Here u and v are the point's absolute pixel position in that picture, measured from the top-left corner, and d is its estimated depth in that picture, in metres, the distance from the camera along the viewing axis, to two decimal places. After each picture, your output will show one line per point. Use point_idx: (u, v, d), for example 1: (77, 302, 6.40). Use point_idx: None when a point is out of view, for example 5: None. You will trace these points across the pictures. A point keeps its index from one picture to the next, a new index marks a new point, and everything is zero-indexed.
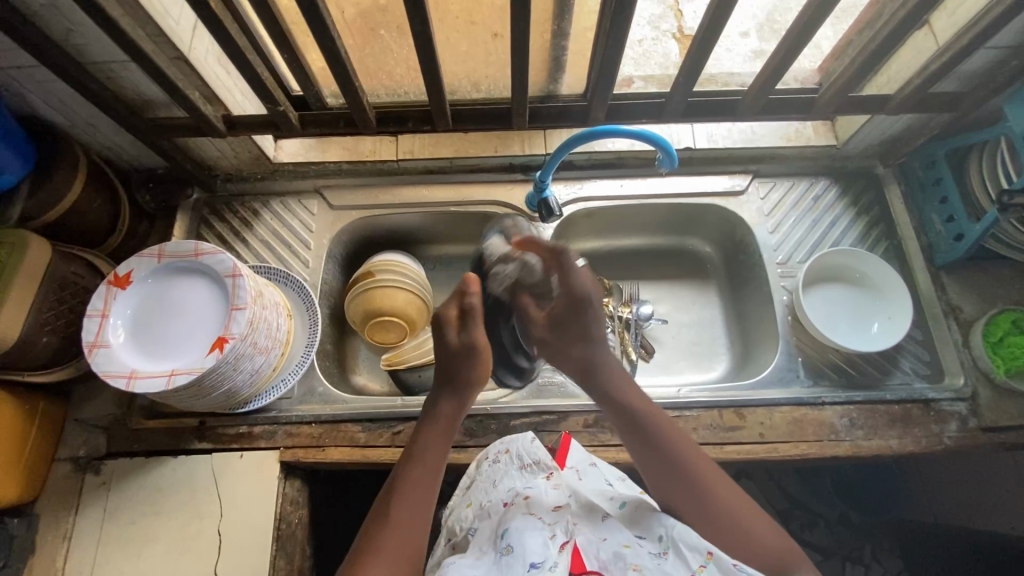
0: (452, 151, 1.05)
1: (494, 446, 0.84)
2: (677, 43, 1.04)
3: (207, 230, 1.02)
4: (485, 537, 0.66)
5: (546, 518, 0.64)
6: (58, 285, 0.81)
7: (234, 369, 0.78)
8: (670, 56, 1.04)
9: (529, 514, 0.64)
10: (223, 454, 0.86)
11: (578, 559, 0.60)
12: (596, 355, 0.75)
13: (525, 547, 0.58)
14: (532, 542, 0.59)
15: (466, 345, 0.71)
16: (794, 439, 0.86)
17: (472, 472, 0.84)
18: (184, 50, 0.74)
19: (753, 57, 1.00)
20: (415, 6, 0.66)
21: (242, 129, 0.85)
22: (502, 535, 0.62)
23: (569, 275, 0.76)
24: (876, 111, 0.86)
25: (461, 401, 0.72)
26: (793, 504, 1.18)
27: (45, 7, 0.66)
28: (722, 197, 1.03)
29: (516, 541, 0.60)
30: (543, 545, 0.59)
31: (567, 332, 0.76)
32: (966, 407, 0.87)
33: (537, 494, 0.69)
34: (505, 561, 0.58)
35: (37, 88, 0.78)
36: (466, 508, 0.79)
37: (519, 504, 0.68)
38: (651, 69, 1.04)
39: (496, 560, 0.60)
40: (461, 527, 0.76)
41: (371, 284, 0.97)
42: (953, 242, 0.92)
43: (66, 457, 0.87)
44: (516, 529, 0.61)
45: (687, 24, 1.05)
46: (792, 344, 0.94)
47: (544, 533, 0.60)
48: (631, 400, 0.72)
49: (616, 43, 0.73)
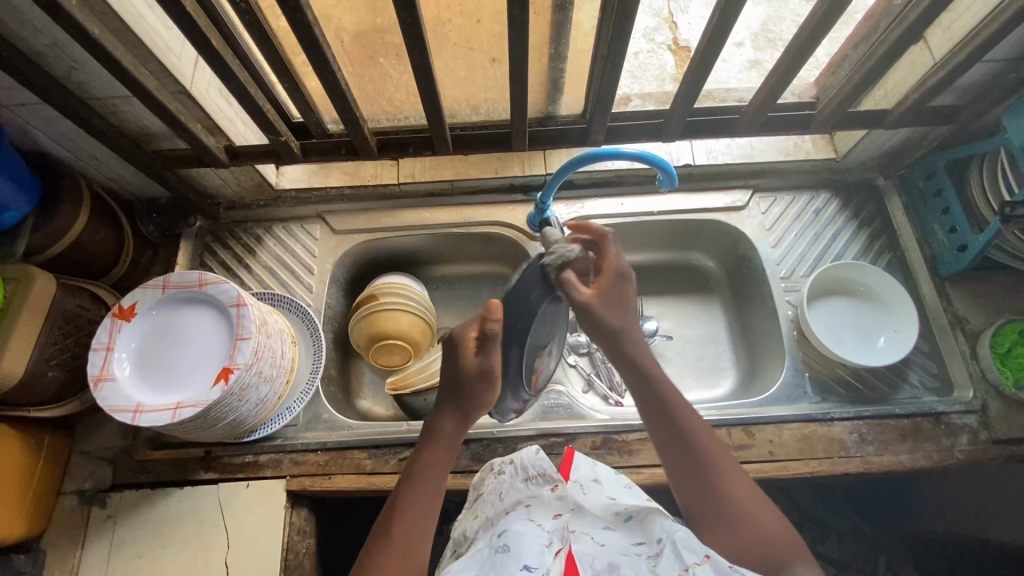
0: (452, 173, 1.05)
1: (497, 462, 0.83)
2: (673, 55, 1.06)
3: (211, 257, 1.02)
4: (487, 539, 0.69)
5: (545, 527, 0.68)
6: (63, 318, 0.82)
7: (239, 399, 0.78)
8: (667, 68, 1.06)
9: (530, 520, 0.69)
10: (229, 484, 0.86)
11: (573, 565, 0.62)
12: (659, 374, 0.71)
13: (521, 548, 0.62)
14: (528, 546, 0.63)
15: (486, 371, 0.65)
16: (804, 456, 0.85)
17: (477, 482, 0.84)
18: (186, 85, 0.75)
19: (750, 66, 1.02)
20: (413, 39, 0.66)
21: (244, 159, 0.86)
22: (500, 534, 0.67)
23: (603, 261, 0.73)
24: (874, 125, 0.86)
25: (463, 418, 0.69)
26: (804, 517, 1.16)
27: (48, 47, 0.66)
28: (723, 213, 1.03)
29: (512, 541, 0.64)
30: (539, 551, 0.63)
31: (621, 349, 0.71)
32: (977, 419, 0.87)
33: (538, 504, 0.72)
34: (501, 559, 0.63)
35: (41, 124, 0.78)
36: (473, 520, 0.78)
37: (521, 511, 0.71)
38: (647, 84, 1.05)
39: (491, 558, 0.64)
40: (466, 537, 0.77)
41: (373, 307, 0.97)
42: (956, 253, 0.92)
43: (72, 491, 0.87)
44: (515, 532, 0.65)
45: (682, 36, 1.09)
46: (798, 360, 0.93)
47: (540, 540, 0.64)
48: (664, 406, 0.69)
49: (614, 67, 0.74)
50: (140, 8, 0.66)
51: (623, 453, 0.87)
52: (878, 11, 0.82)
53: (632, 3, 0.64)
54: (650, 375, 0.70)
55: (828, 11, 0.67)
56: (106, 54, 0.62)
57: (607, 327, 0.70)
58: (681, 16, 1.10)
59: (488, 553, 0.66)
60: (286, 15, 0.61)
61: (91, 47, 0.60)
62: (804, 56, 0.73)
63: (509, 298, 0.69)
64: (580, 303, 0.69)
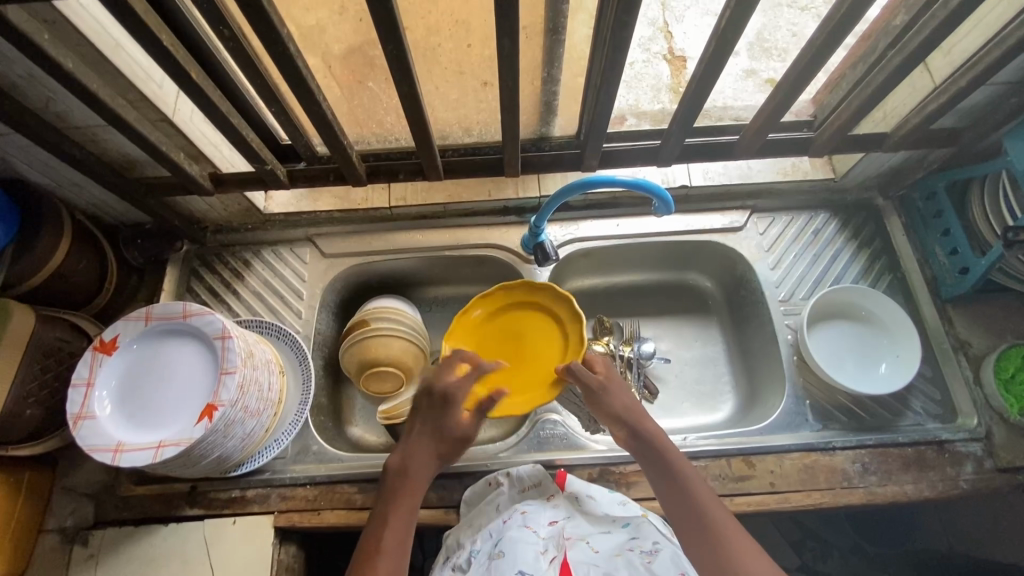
0: (445, 196, 1.03)
1: (484, 480, 0.84)
2: (668, 65, 1.03)
3: (197, 283, 1.00)
4: (485, 547, 0.73)
5: (540, 534, 0.72)
6: (43, 352, 0.79)
7: (224, 435, 0.75)
8: (662, 78, 1.04)
9: (525, 526, 0.73)
10: (215, 521, 0.83)
11: None
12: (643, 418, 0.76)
13: (516, 554, 0.68)
14: (526, 554, 0.68)
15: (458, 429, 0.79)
16: (806, 487, 0.83)
17: (467, 494, 0.83)
18: (167, 113, 0.72)
19: (745, 76, 1.00)
20: (400, 72, 0.64)
21: (228, 186, 0.83)
22: (497, 543, 0.71)
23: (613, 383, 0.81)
24: (874, 149, 0.84)
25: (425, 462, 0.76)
26: (805, 535, 1.13)
27: (23, 77, 0.64)
28: (720, 234, 1.01)
29: (509, 549, 0.69)
30: (534, 557, 0.68)
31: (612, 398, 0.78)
32: (981, 447, 0.85)
33: (535, 506, 0.76)
34: (497, 564, 0.68)
35: (19, 153, 0.76)
36: (464, 526, 0.80)
37: (517, 518, 0.74)
38: (641, 93, 1.03)
39: (490, 565, 0.69)
40: (464, 548, 0.76)
41: (362, 334, 0.94)
42: (958, 276, 0.90)
43: (53, 528, 0.84)
44: (511, 539, 0.70)
45: (678, 45, 1.05)
46: (798, 387, 0.91)
47: (536, 547, 0.70)
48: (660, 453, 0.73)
49: (607, 95, 0.72)
50: (119, 38, 0.63)
51: (621, 485, 0.84)
52: (876, 30, 0.80)
53: (626, 34, 0.61)
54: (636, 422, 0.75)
55: (828, 37, 0.65)
56: (81, 86, 0.59)
57: (615, 408, 0.77)
58: (676, 25, 1.05)
59: (486, 562, 0.70)
60: (268, 48, 0.59)
61: (65, 81, 0.58)
62: (804, 82, 0.71)
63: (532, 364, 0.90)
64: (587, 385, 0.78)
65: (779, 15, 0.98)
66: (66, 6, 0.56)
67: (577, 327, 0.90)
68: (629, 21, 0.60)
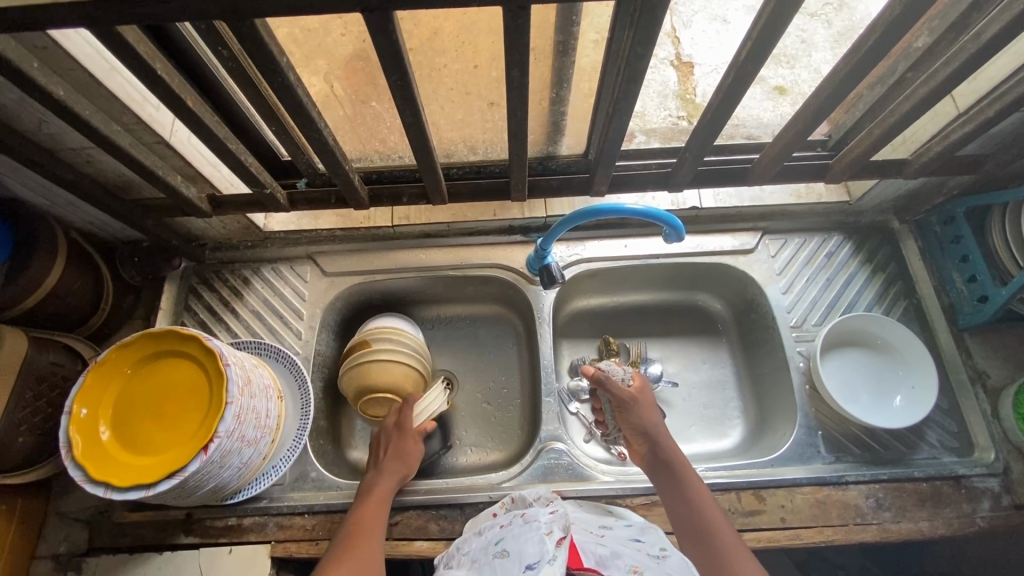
0: (449, 215, 1.01)
1: (486, 510, 0.81)
2: (676, 71, 1.02)
3: (196, 301, 0.98)
4: (484, 546, 0.69)
5: (543, 521, 0.68)
6: (36, 378, 0.77)
7: (220, 466, 0.73)
8: (669, 84, 1.02)
9: (527, 521, 0.69)
10: (210, 550, 0.81)
11: (575, 555, 0.62)
12: (658, 426, 0.80)
13: (523, 550, 0.63)
14: (530, 544, 0.63)
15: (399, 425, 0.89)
16: (818, 523, 0.81)
17: (469, 527, 0.81)
18: (164, 136, 0.70)
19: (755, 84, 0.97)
20: (405, 100, 0.62)
21: (228, 208, 0.81)
22: (499, 542, 0.67)
23: (642, 398, 0.83)
24: (893, 175, 0.82)
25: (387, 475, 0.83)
26: (810, 556, 1.04)
27: (14, 102, 0.62)
28: (731, 256, 0.99)
29: (513, 546, 0.64)
30: (539, 543, 0.63)
31: (638, 407, 0.81)
32: (999, 483, 0.82)
33: (532, 506, 0.73)
34: (502, 563, 0.63)
35: (12, 174, 0.74)
36: (465, 535, 0.77)
37: (516, 520, 0.71)
38: (650, 100, 1.00)
39: (493, 562, 0.64)
40: (461, 550, 0.73)
41: (355, 357, 0.92)
42: (977, 304, 0.88)
43: (46, 555, 0.83)
44: (515, 536, 0.66)
45: (685, 50, 1.02)
46: (811, 418, 0.88)
47: (540, 532, 0.65)
48: (674, 472, 0.75)
49: (620, 122, 0.69)
50: (113, 62, 0.61)
51: None
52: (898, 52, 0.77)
53: (642, 66, 0.59)
54: (649, 427, 0.80)
55: (852, 69, 0.62)
56: (73, 115, 0.57)
57: (637, 417, 0.80)
58: (683, 31, 1.02)
59: (486, 560, 0.65)
60: (268, 77, 0.57)
61: (56, 108, 0.56)
62: (824, 111, 0.68)
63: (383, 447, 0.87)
64: (619, 394, 0.82)
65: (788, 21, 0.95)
66: (60, 32, 0.54)
67: (196, 375, 0.75)
68: (645, 52, 0.57)
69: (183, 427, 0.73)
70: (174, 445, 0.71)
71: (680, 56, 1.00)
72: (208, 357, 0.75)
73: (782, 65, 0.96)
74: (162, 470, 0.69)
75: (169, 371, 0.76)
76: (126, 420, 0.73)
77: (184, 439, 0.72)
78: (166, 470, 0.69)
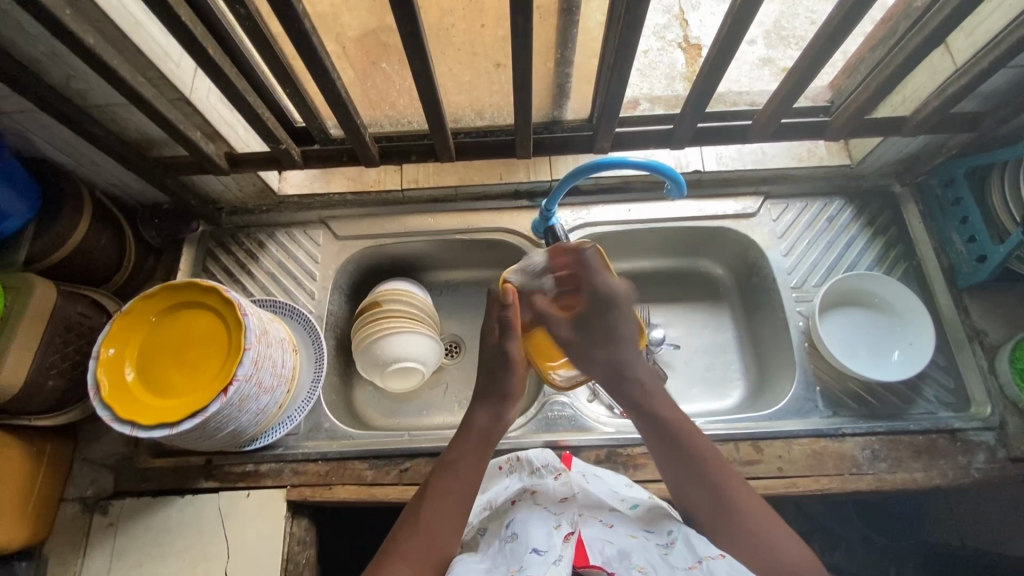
0: (457, 179, 1.04)
1: (492, 463, 0.82)
2: (683, 53, 1.01)
3: (213, 263, 1.02)
4: (496, 529, 0.67)
5: (552, 511, 0.65)
6: (64, 326, 0.81)
7: (238, 410, 0.77)
8: (676, 67, 1.01)
9: (536, 504, 0.67)
10: (229, 493, 0.85)
11: (582, 551, 0.59)
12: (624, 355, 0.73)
13: (529, 534, 0.60)
14: (536, 531, 0.60)
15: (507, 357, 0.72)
16: (814, 473, 0.83)
17: None
18: (185, 92, 0.73)
19: (761, 64, 0.97)
20: (414, 49, 0.65)
21: (244, 166, 0.85)
22: (508, 525, 0.64)
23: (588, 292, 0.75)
24: (891, 133, 0.83)
25: (497, 411, 0.71)
26: (813, 526, 1.11)
27: (45, 55, 0.65)
28: (732, 220, 1.01)
29: (521, 529, 0.62)
30: (547, 534, 0.60)
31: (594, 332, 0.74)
32: (994, 437, 0.84)
33: (543, 487, 0.71)
34: (512, 547, 0.60)
35: (41, 131, 0.78)
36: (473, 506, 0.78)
37: (526, 499, 0.69)
38: (655, 84, 1.01)
39: (501, 546, 0.62)
40: (472, 524, 0.73)
41: (362, 326, 0.97)
42: (975, 264, 0.89)
43: (74, 497, 0.87)
44: (522, 520, 0.63)
45: (693, 32, 1.03)
46: (809, 374, 0.91)
47: (548, 522, 0.62)
48: (659, 398, 0.70)
49: (621, 72, 0.71)
50: (138, 16, 0.64)
51: (628, 467, 0.85)
52: (897, 13, 0.78)
53: (641, 12, 0.61)
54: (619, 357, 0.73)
55: (845, 17, 0.64)
56: (102, 63, 0.61)
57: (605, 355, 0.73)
58: (691, 13, 1.03)
59: (497, 545, 0.63)
60: (285, 26, 0.60)
61: (87, 56, 0.59)
62: (820, 63, 0.70)
63: (497, 373, 0.72)
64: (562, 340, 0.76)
65: (797, 2, 0.96)
66: None
67: (222, 326, 0.79)
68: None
69: (202, 374, 0.76)
70: (195, 389, 0.75)
71: (687, 37, 1.01)
72: (230, 310, 0.78)
73: (791, 47, 0.96)
74: (184, 407, 0.73)
75: (193, 321, 0.80)
76: (150, 366, 0.77)
77: (204, 384, 0.75)
78: (186, 408, 0.73)
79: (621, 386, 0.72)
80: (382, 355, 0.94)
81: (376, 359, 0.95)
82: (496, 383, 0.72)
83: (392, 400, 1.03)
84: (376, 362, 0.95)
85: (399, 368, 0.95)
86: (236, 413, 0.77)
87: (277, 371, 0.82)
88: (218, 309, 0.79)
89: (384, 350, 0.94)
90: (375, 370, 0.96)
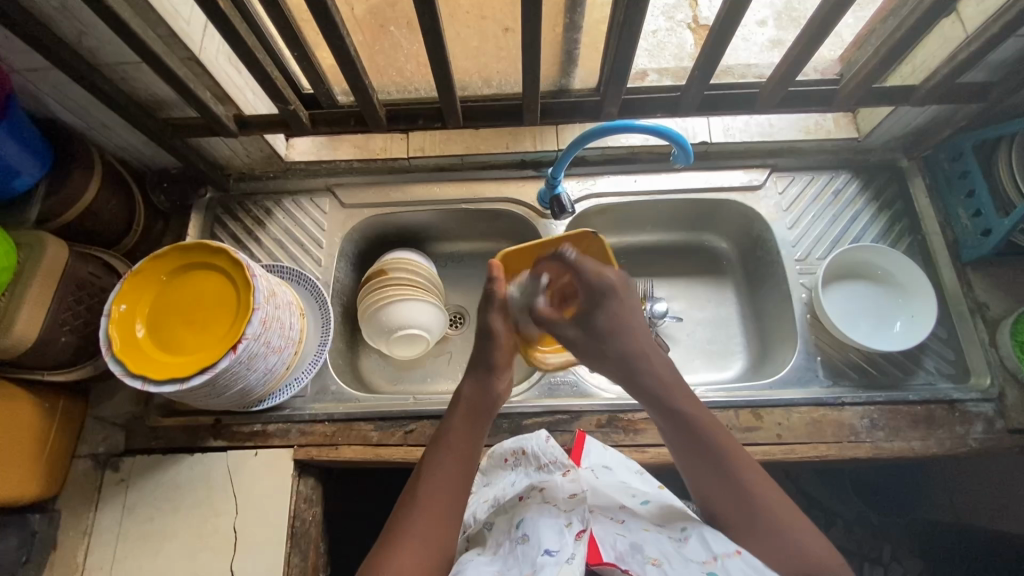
0: (463, 147, 1.04)
1: (499, 450, 0.83)
2: (693, 33, 0.99)
3: (221, 229, 1.02)
4: (504, 526, 0.65)
5: (561, 507, 0.63)
6: (76, 284, 0.83)
7: (247, 368, 0.78)
8: (685, 47, 0.99)
9: (545, 501, 0.65)
10: (238, 453, 0.87)
11: (595, 549, 0.58)
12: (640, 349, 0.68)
13: (540, 535, 0.58)
14: (547, 532, 0.58)
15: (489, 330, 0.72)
16: (813, 440, 0.84)
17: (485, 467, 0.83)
18: (195, 50, 0.74)
19: (771, 46, 0.95)
20: (423, 6, 0.65)
21: (253, 128, 0.85)
22: (518, 523, 0.62)
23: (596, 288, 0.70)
24: (899, 102, 0.83)
25: (486, 384, 0.71)
26: (810, 503, 1.12)
27: (57, 9, 0.66)
28: (739, 192, 1.01)
29: (531, 529, 0.60)
30: (558, 532, 0.58)
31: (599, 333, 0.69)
32: (993, 408, 0.85)
33: (550, 480, 0.69)
34: (522, 549, 0.58)
35: (53, 90, 0.79)
36: (483, 502, 0.77)
37: (535, 493, 0.67)
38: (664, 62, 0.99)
39: (512, 547, 0.60)
40: (481, 520, 0.72)
41: (367, 298, 0.98)
42: (980, 237, 0.89)
43: (86, 454, 0.89)
44: (532, 518, 0.61)
45: (703, 13, 1.00)
46: (810, 344, 0.91)
47: (558, 521, 0.60)
48: (671, 389, 0.67)
49: (630, 36, 0.71)
50: None
51: (628, 432, 0.86)
52: None
53: None
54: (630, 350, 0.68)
55: None
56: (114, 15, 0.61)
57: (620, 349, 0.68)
58: None
59: (506, 547, 0.61)
60: None
61: None
62: (830, 25, 0.70)
63: (481, 345, 0.72)
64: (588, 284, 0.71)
65: None
66: None
67: (230, 288, 0.80)
68: None
69: (208, 334, 0.77)
70: (204, 348, 0.76)
71: (698, 17, 0.98)
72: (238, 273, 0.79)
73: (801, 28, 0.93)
74: (194, 362, 0.74)
75: (200, 286, 0.81)
76: (157, 327, 0.78)
77: (213, 341, 0.77)
78: (194, 364, 0.74)
79: (635, 378, 0.67)
80: (390, 325, 0.95)
81: (385, 328, 0.96)
82: (484, 353, 0.71)
83: (397, 367, 1.05)
84: (385, 332, 0.96)
85: (408, 335, 0.97)
86: (245, 371, 0.79)
87: (285, 330, 0.83)
88: (227, 271, 0.80)
89: (392, 319, 0.95)
90: (384, 339, 0.97)
